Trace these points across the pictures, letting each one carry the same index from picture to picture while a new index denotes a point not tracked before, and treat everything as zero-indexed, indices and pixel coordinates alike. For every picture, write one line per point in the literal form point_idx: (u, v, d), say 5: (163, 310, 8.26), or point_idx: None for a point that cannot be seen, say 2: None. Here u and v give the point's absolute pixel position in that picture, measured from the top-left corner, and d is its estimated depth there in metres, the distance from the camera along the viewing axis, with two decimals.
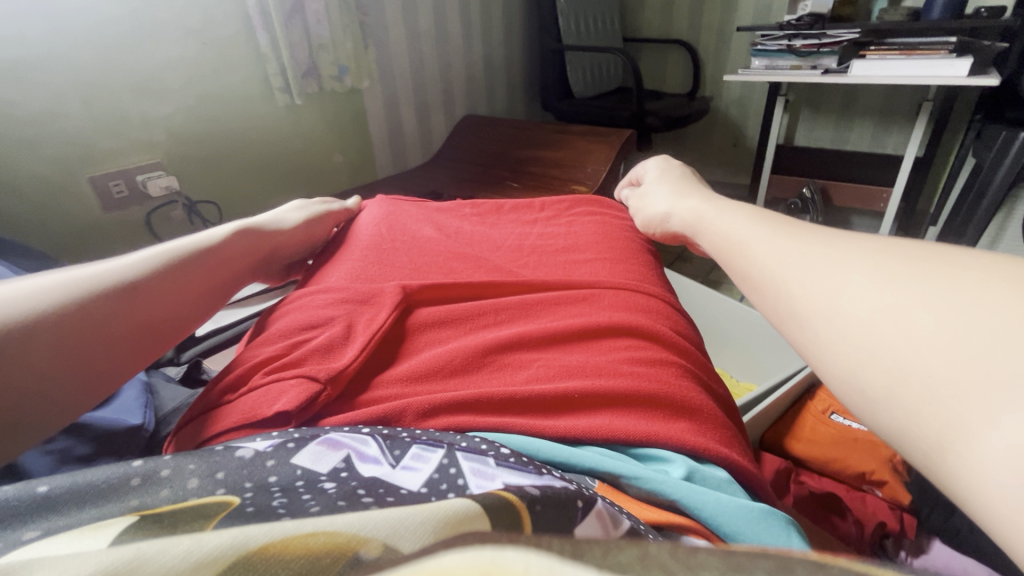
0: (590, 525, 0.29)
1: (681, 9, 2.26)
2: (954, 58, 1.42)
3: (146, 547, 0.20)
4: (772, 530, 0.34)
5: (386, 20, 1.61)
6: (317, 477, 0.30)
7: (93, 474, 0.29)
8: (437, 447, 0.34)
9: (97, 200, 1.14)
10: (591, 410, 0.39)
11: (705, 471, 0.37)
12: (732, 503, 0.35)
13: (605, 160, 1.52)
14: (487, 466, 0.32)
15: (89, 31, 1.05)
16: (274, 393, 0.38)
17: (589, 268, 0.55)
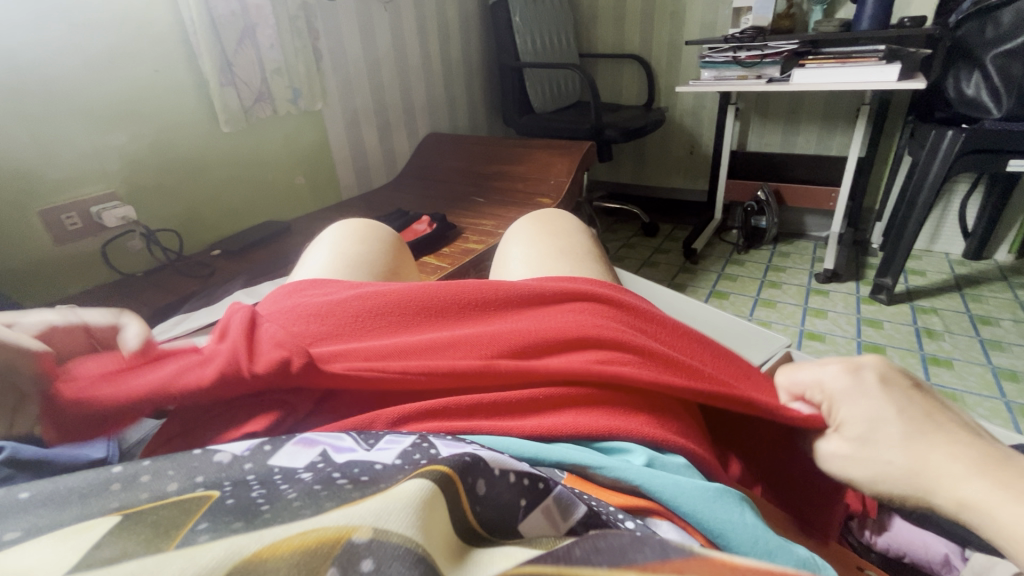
0: (533, 520, 0.33)
1: (631, 25, 2.34)
2: (884, 64, 1.52)
3: (143, 565, 0.23)
4: (727, 505, 0.36)
5: (344, 43, 1.63)
6: (294, 471, 0.31)
7: (73, 476, 0.31)
8: (409, 433, 0.36)
9: (48, 233, 1.10)
10: (558, 411, 0.41)
11: (664, 457, 0.39)
12: (689, 484, 0.37)
13: (567, 172, 1.56)
14: (461, 447, 0.34)
15: (34, 61, 1.03)
16: (242, 413, 0.38)
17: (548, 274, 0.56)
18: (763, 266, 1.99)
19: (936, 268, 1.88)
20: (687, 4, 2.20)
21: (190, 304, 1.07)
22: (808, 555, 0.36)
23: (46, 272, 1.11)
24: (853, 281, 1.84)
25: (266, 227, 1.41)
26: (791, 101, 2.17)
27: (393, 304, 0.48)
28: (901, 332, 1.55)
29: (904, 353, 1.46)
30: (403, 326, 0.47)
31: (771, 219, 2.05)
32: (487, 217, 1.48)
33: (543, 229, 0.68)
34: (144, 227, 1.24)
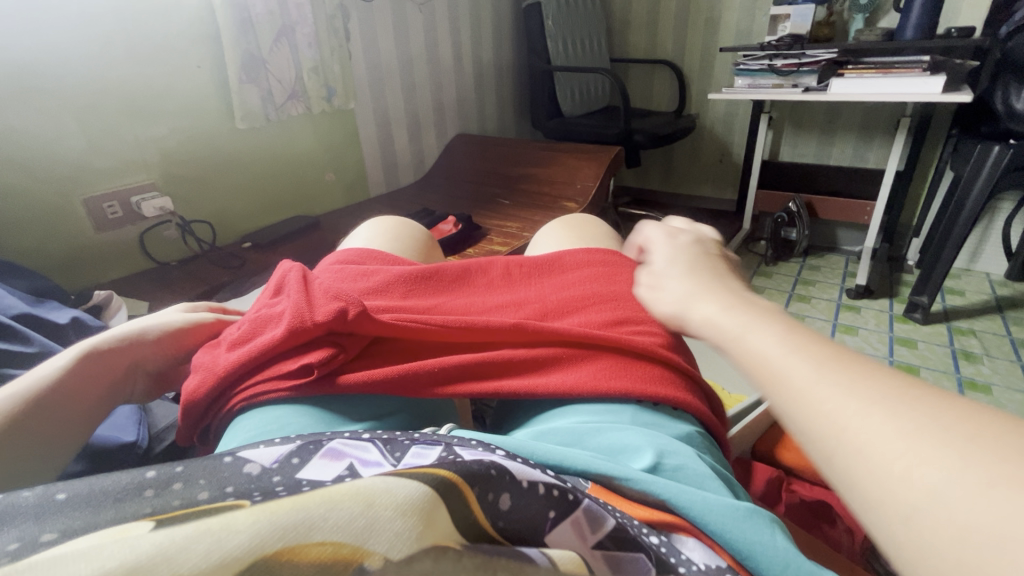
0: (563, 531, 0.33)
1: (665, 30, 2.32)
2: (928, 75, 1.47)
3: (175, 541, 0.23)
4: (760, 525, 0.35)
5: (378, 43, 1.65)
6: (322, 483, 0.32)
7: (107, 480, 0.31)
8: (435, 445, 0.36)
9: (90, 220, 1.14)
10: (578, 369, 0.47)
11: (689, 467, 0.39)
12: (718, 502, 0.36)
13: (595, 176, 1.54)
14: (488, 455, 0.35)
15: (84, 54, 1.07)
16: (299, 353, 0.44)
17: (571, 254, 0.60)
18: (792, 279, 1.94)
19: (976, 288, 1.81)
20: (723, 10, 2.17)
21: (222, 294, 1.09)
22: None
23: (87, 258, 1.15)
24: (886, 298, 1.78)
25: (295, 222, 1.44)
26: (827, 110, 2.11)
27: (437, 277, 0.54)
28: (937, 354, 1.49)
29: (939, 376, 1.40)
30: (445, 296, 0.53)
31: (802, 231, 2.00)
32: (512, 220, 1.49)
33: (574, 234, 0.67)
34: (180, 218, 1.27)
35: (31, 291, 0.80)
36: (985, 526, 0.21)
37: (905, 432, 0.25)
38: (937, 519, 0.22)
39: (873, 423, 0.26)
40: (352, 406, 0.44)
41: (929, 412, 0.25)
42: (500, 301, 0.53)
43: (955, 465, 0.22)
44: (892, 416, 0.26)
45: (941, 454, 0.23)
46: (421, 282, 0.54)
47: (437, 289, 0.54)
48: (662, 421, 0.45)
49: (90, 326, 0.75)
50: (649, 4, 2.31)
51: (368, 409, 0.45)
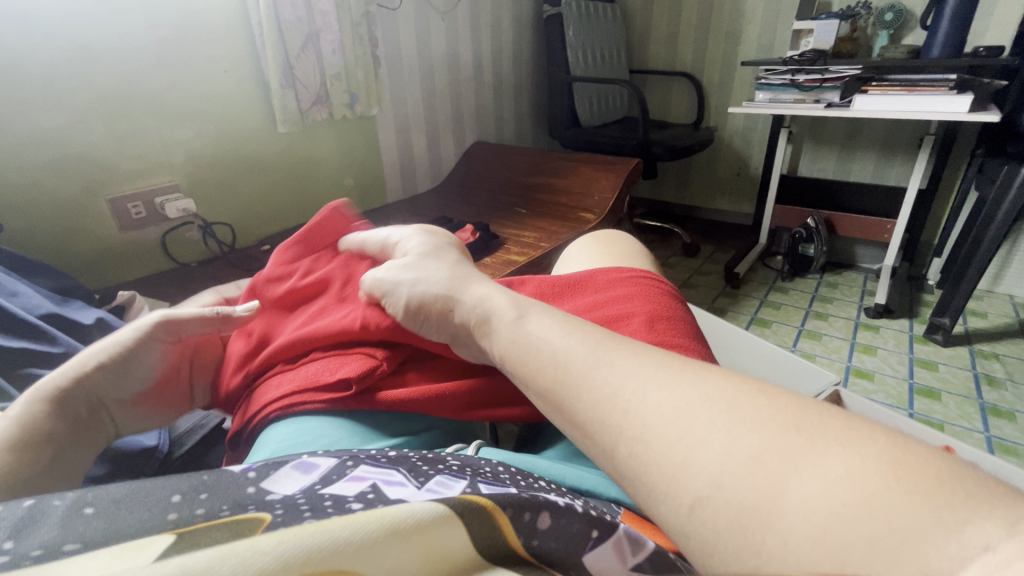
0: (603, 551, 0.33)
1: (685, 43, 2.32)
2: (955, 94, 1.45)
3: (199, 561, 0.23)
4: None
5: (401, 51, 1.66)
6: (345, 498, 0.31)
7: (117, 489, 0.31)
8: (460, 477, 0.35)
9: (115, 220, 1.16)
10: None
11: None
12: None
13: (613, 188, 1.54)
14: (507, 486, 0.34)
15: (114, 57, 1.09)
16: (338, 365, 0.46)
17: (602, 271, 0.59)
18: (809, 296, 1.91)
19: (999, 310, 1.77)
20: (744, 24, 2.16)
21: None
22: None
23: (110, 257, 1.17)
24: (906, 318, 1.75)
25: None
26: (848, 126, 2.09)
27: None
28: (959, 377, 1.46)
29: (961, 401, 1.37)
30: None
31: (820, 248, 1.97)
32: (528, 229, 1.48)
33: (602, 251, 0.67)
34: (202, 219, 1.29)
35: (57, 290, 0.81)
36: (777, 489, 0.23)
37: (689, 422, 0.27)
38: (740, 498, 0.24)
39: (663, 409, 0.28)
40: (387, 422, 0.45)
41: (702, 389, 0.29)
42: None
43: (735, 432, 0.26)
44: (674, 400, 0.28)
45: (722, 424, 0.26)
46: None
47: None
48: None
49: (114, 327, 0.76)
50: (669, 16, 2.32)
51: (403, 425, 0.45)
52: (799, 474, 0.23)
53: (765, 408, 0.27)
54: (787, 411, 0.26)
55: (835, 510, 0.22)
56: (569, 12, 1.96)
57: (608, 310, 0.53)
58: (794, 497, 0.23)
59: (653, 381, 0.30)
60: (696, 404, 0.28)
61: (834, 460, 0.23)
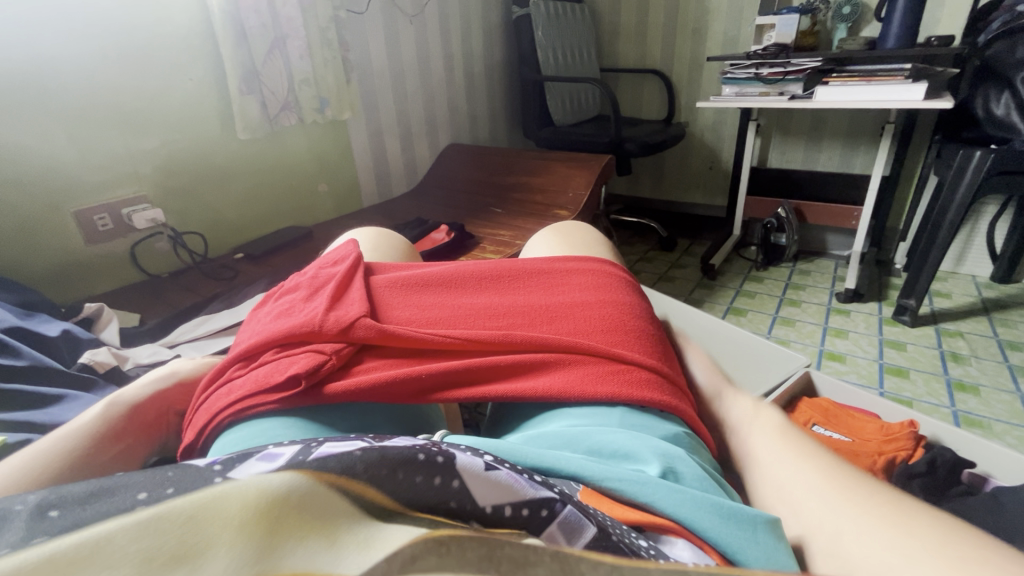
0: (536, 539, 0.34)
1: (654, 40, 2.36)
2: (910, 83, 1.50)
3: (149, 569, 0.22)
4: (742, 525, 0.38)
5: (370, 53, 1.66)
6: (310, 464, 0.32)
7: (73, 490, 0.31)
8: (421, 442, 0.36)
9: (81, 233, 1.13)
10: (568, 371, 0.48)
11: (679, 468, 0.41)
12: (705, 502, 0.38)
13: (586, 185, 1.56)
14: (475, 455, 0.36)
15: (74, 68, 1.07)
16: (290, 362, 0.45)
17: (560, 262, 0.63)
18: (782, 283, 1.96)
19: (963, 290, 1.83)
20: (710, 20, 2.21)
21: (212, 305, 1.08)
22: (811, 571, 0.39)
23: (76, 271, 1.15)
24: (875, 301, 1.81)
25: (287, 233, 1.44)
26: (814, 117, 2.15)
27: (425, 281, 0.57)
28: (926, 356, 1.51)
29: (928, 378, 1.42)
30: (437, 301, 0.55)
31: (791, 236, 2.02)
32: (504, 228, 1.50)
33: (566, 244, 0.69)
34: (171, 230, 1.27)
35: (21, 304, 0.80)
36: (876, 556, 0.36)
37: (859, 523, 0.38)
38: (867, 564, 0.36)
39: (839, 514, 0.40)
40: (341, 415, 0.45)
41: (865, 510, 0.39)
42: (493, 305, 0.55)
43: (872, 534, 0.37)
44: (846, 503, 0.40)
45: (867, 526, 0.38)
46: (404, 288, 0.55)
47: (430, 296, 0.55)
48: (652, 423, 0.46)
49: (81, 339, 0.75)
50: (638, 15, 2.35)
51: (357, 419, 0.45)
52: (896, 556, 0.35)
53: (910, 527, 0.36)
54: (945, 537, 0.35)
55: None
56: (538, 13, 1.98)
57: (566, 300, 0.56)
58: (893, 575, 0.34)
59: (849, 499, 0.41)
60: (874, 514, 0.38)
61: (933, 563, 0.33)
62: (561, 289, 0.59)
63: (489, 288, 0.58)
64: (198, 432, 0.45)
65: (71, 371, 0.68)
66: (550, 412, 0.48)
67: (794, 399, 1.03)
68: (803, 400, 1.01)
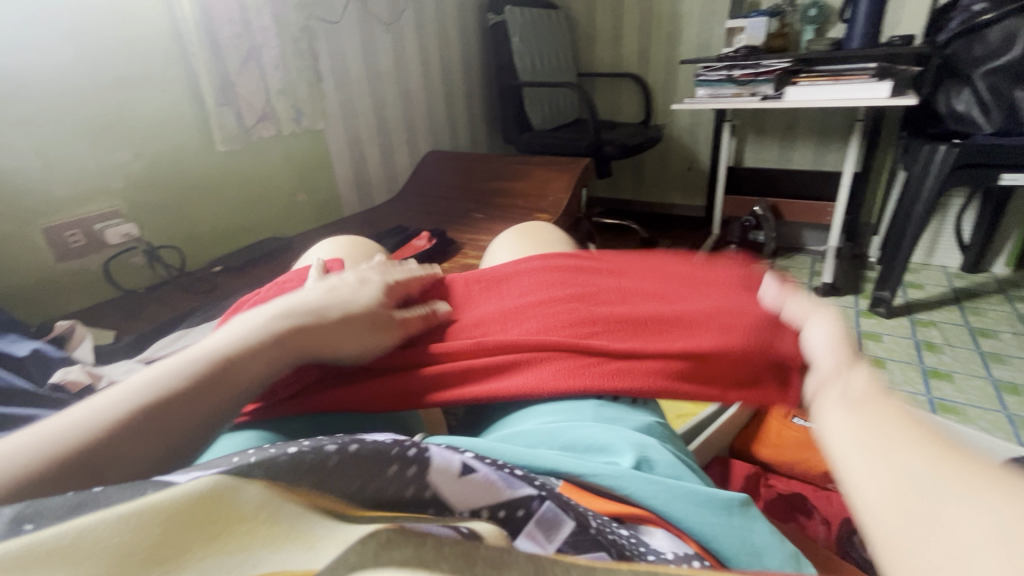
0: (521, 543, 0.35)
1: (629, 45, 2.39)
2: (875, 82, 1.55)
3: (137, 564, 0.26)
4: (716, 511, 0.39)
5: (346, 62, 1.66)
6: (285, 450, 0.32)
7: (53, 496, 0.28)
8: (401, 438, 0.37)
9: (51, 250, 1.11)
10: (536, 369, 0.49)
11: (651, 457, 0.42)
12: (680, 489, 0.40)
13: (566, 189, 1.57)
14: (455, 453, 0.36)
15: (40, 82, 1.05)
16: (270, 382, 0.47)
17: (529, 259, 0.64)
18: None
19: (935, 281, 1.89)
20: (682, 24, 2.26)
21: (190, 319, 1.07)
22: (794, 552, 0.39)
23: (48, 288, 1.12)
24: (851, 294, 1.85)
25: (266, 245, 1.42)
26: (786, 117, 2.20)
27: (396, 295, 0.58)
28: (902, 346, 1.55)
29: (904, 367, 1.45)
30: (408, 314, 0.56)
31: (769, 234, 2.06)
32: (486, 233, 1.50)
33: (535, 244, 0.70)
34: (146, 244, 1.25)
35: None
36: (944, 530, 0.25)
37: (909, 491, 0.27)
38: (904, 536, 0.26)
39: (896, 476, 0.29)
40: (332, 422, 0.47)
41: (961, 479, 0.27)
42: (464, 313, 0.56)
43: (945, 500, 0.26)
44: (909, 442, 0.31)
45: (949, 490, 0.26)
46: None
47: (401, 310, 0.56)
48: (624, 414, 0.48)
49: (52, 358, 0.73)
50: (612, 20, 2.39)
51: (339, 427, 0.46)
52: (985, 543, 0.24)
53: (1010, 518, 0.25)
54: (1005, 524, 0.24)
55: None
56: (514, 19, 2.00)
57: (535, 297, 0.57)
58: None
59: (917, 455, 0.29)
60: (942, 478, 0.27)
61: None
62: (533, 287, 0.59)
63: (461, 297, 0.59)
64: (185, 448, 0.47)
65: (44, 391, 0.66)
66: (527, 411, 0.49)
67: None
68: None
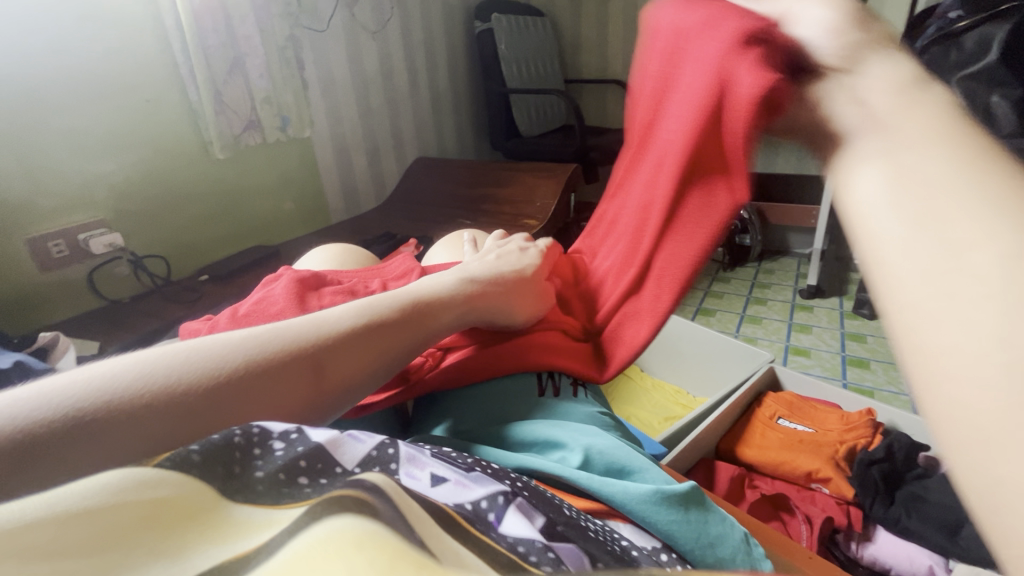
0: (511, 522, 0.33)
1: (614, 51, 2.42)
2: None
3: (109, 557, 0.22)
4: (672, 508, 0.40)
5: (332, 71, 1.67)
6: (267, 435, 0.32)
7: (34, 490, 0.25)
8: (376, 435, 0.38)
9: (34, 260, 1.10)
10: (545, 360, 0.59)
11: (599, 449, 0.45)
12: (635, 486, 0.41)
13: (553, 194, 1.59)
14: (421, 455, 0.38)
15: (22, 93, 1.05)
16: None
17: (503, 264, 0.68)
18: (748, 283, 2.02)
19: None
20: None
21: (175, 329, 1.06)
22: (745, 535, 0.41)
23: (31, 299, 1.11)
24: (835, 296, 1.88)
25: (252, 253, 1.42)
26: None
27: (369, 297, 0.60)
28: (885, 346, 1.57)
29: (887, 367, 1.48)
30: None
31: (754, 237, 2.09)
32: None
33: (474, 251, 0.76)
34: (132, 253, 1.25)
35: None
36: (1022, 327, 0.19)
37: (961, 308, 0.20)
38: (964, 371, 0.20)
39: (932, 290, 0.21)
40: None
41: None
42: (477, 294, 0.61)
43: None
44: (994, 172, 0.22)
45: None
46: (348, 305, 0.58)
47: None
48: (573, 412, 0.52)
49: (34, 369, 0.73)
50: (598, 27, 2.42)
51: None
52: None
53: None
54: None
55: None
56: (500, 27, 2.02)
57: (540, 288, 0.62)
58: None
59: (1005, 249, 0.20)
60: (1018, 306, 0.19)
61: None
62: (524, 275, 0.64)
63: None
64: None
65: None
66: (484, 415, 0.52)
67: (760, 394, 1.07)
68: (768, 395, 1.04)
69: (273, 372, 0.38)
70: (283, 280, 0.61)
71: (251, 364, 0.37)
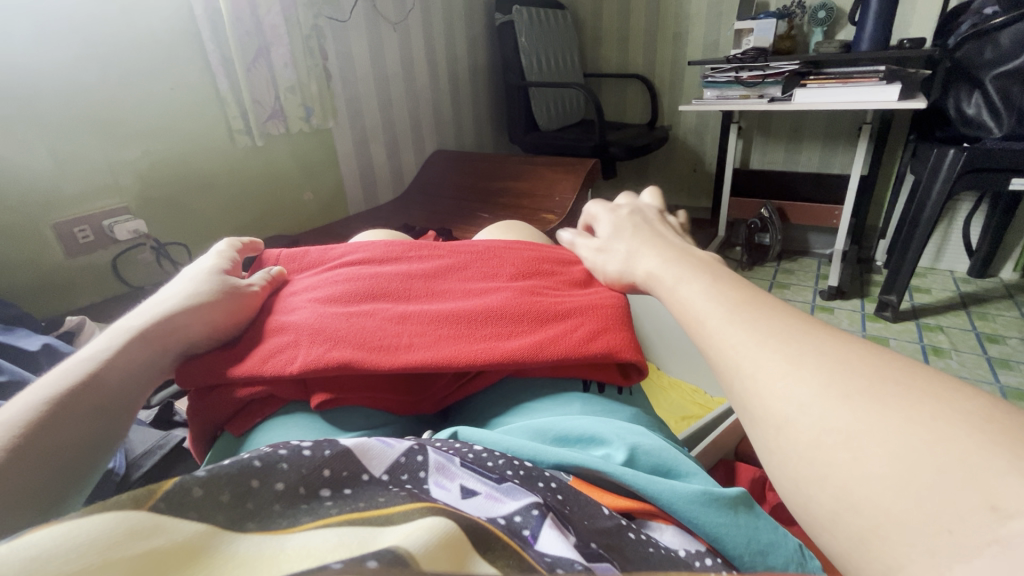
0: (546, 535, 0.33)
1: (635, 46, 2.39)
2: (884, 84, 1.54)
3: None
4: (720, 509, 0.39)
5: (354, 61, 1.66)
6: (299, 450, 0.35)
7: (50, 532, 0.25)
8: (403, 439, 0.40)
9: (59, 245, 1.11)
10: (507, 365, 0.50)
11: (643, 448, 0.44)
12: (685, 489, 0.40)
13: (572, 189, 1.57)
14: (450, 460, 0.39)
15: (51, 78, 1.06)
16: (289, 356, 0.48)
17: (563, 267, 0.63)
18: (767, 283, 1.98)
19: (942, 286, 1.87)
20: (690, 26, 2.25)
21: None
22: (798, 545, 0.41)
23: (57, 283, 1.13)
24: (858, 298, 1.84)
25: (271, 242, 1.42)
26: (793, 120, 2.20)
27: (406, 280, 0.58)
28: (908, 350, 1.54)
29: None
30: (425, 297, 0.57)
31: (775, 236, 2.04)
32: None
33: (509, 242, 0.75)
34: (154, 240, 1.26)
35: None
36: (801, 415, 0.28)
37: (825, 443, 0.26)
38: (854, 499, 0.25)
39: (812, 439, 0.27)
40: (343, 420, 0.48)
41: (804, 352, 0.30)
42: (501, 294, 0.56)
43: (790, 372, 0.29)
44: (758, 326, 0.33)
45: (778, 359, 0.30)
46: (380, 289, 0.56)
47: (411, 295, 0.57)
48: (612, 407, 0.51)
49: (62, 352, 0.75)
50: (619, 20, 2.38)
51: (360, 422, 0.48)
52: (827, 411, 0.27)
53: (843, 360, 0.29)
54: (885, 440, 0.25)
55: (888, 489, 0.24)
56: (521, 19, 2.01)
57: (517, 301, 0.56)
58: (866, 477, 0.24)
59: (807, 399, 0.28)
60: (841, 428, 0.26)
61: (910, 403, 0.25)
62: (546, 287, 0.59)
63: (492, 279, 0.60)
64: (242, 397, 0.49)
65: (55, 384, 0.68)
66: (516, 409, 0.51)
67: None
68: None
69: (65, 410, 0.40)
70: (358, 255, 0.61)
71: (48, 409, 0.39)
